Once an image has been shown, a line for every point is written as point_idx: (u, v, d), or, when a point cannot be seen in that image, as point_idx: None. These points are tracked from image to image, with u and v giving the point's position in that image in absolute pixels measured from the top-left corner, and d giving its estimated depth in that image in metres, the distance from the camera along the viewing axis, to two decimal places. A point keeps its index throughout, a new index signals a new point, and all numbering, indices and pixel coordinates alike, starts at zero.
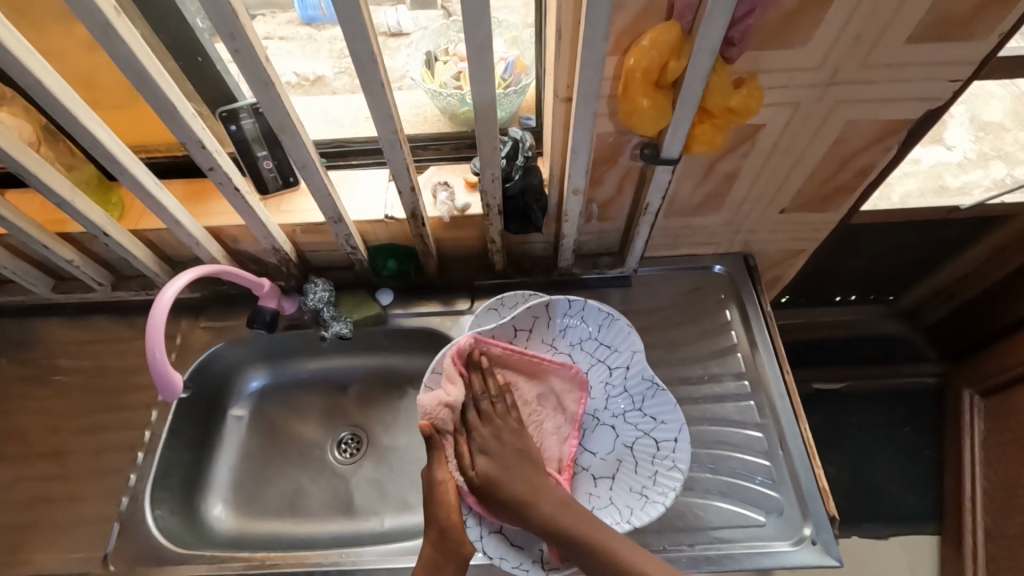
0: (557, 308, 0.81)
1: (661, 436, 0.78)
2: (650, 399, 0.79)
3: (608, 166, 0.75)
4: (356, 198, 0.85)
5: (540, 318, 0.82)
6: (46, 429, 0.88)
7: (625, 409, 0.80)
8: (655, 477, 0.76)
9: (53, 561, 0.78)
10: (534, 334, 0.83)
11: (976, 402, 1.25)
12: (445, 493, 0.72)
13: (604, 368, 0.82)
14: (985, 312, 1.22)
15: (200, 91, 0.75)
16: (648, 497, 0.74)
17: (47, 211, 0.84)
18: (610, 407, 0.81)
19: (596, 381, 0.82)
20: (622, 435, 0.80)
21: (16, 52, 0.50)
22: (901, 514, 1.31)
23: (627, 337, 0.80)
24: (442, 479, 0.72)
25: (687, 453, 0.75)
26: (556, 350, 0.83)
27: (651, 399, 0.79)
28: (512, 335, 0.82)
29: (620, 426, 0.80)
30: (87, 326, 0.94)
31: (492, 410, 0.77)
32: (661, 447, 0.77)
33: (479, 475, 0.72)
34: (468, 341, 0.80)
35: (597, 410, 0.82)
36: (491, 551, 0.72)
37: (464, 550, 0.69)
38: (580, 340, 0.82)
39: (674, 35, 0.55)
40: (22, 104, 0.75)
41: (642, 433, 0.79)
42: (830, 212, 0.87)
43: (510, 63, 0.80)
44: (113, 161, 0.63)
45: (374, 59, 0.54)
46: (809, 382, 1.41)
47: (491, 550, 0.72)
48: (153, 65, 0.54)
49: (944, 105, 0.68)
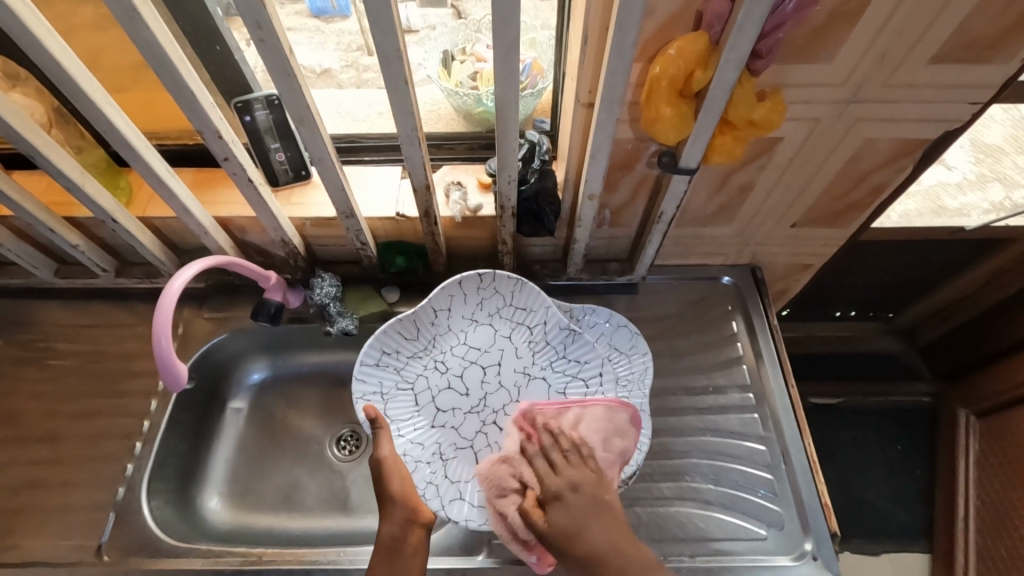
0: (470, 283, 0.81)
1: (588, 375, 0.82)
2: (571, 345, 0.83)
3: (624, 173, 0.75)
4: (368, 194, 0.85)
5: (456, 295, 0.82)
6: (40, 413, 0.86)
7: (553, 359, 0.83)
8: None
9: (45, 548, 0.76)
10: (453, 310, 0.83)
11: (972, 422, 1.25)
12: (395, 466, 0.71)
13: (525, 327, 0.84)
14: (981, 334, 1.23)
15: (215, 79, 0.74)
16: None
17: (53, 194, 0.83)
18: (538, 360, 0.84)
19: (520, 342, 0.84)
20: (553, 384, 0.83)
21: (36, 31, 0.49)
22: (892, 531, 1.32)
23: (537, 296, 0.82)
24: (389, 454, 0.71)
25: (612, 383, 0.81)
26: (477, 321, 0.84)
27: (572, 344, 0.83)
28: (432, 315, 0.82)
29: (551, 376, 0.83)
30: (87, 311, 0.92)
31: (566, 461, 0.70)
32: (590, 385, 0.82)
33: (553, 527, 0.64)
34: (389, 328, 0.81)
35: (527, 365, 0.84)
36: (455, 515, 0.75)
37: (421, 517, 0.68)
38: (497, 307, 0.83)
39: (701, 46, 0.55)
40: (35, 85, 0.74)
41: (572, 377, 0.83)
42: (839, 227, 0.87)
43: (528, 65, 0.79)
44: (127, 147, 0.63)
45: (400, 54, 0.53)
46: (806, 396, 1.40)
47: (456, 515, 0.75)
48: (175, 51, 0.53)
49: (962, 127, 0.68)
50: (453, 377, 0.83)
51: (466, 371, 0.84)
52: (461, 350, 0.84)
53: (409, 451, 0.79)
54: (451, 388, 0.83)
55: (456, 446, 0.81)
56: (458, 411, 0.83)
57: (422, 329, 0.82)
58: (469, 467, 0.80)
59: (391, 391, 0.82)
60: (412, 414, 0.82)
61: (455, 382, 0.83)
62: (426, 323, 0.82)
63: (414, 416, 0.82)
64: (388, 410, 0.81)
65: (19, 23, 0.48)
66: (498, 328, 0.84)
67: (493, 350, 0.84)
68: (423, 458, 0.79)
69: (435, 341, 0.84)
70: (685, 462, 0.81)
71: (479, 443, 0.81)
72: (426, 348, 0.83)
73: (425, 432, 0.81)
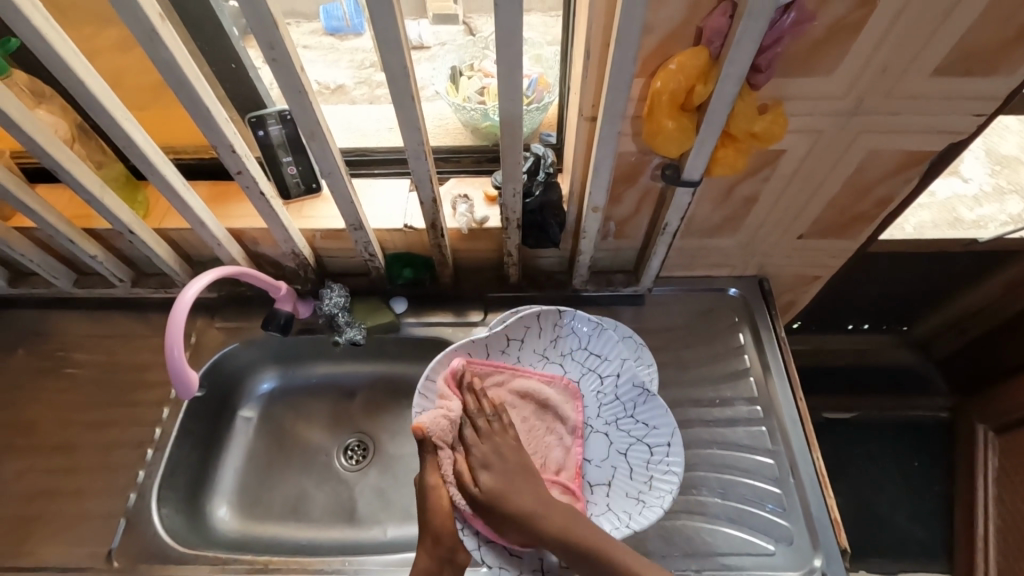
0: (548, 319, 0.81)
1: (654, 442, 0.78)
2: (641, 406, 0.79)
3: (628, 186, 0.75)
4: (376, 206, 0.86)
5: (532, 328, 0.82)
6: (57, 421, 0.88)
7: (618, 415, 0.81)
8: (650, 482, 0.76)
9: (57, 554, 0.78)
10: (526, 342, 0.83)
11: (989, 438, 1.22)
12: (436, 500, 0.71)
13: (594, 375, 0.83)
14: (999, 348, 1.21)
15: (231, 96, 0.76)
16: (645, 500, 0.75)
17: (75, 207, 0.86)
18: (602, 414, 0.82)
19: (587, 391, 0.83)
20: (614, 442, 0.80)
21: (60, 52, 0.52)
22: (910, 550, 1.28)
23: (616, 345, 0.82)
24: (434, 485, 0.72)
25: (680, 457, 0.75)
26: (548, 359, 0.84)
27: (642, 406, 0.79)
28: (505, 343, 0.82)
29: (612, 434, 0.80)
30: (105, 320, 0.95)
31: (491, 426, 0.76)
32: (655, 453, 0.77)
33: (483, 491, 0.70)
34: (461, 347, 0.80)
35: (588, 417, 0.82)
36: (491, 559, 0.71)
37: (458, 559, 0.70)
38: (571, 349, 0.83)
39: (702, 61, 0.56)
40: (59, 102, 0.76)
41: (634, 439, 0.79)
42: (847, 239, 0.87)
43: (534, 80, 0.80)
44: (145, 162, 0.65)
45: (406, 71, 0.55)
46: (818, 410, 1.38)
47: (491, 559, 0.72)
48: (192, 70, 0.55)
49: (967, 139, 0.68)
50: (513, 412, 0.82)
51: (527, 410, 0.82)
52: None
53: None
54: None
55: None
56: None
57: (492, 355, 0.82)
58: None
59: None
60: None
61: None
62: (498, 350, 0.82)
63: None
64: None
65: (46, 45, 0.51)
66: (568, 370, 0.84)
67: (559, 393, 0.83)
68: None
69: None
70: (692, 475, 0.80)
71: None
72: None
73: None
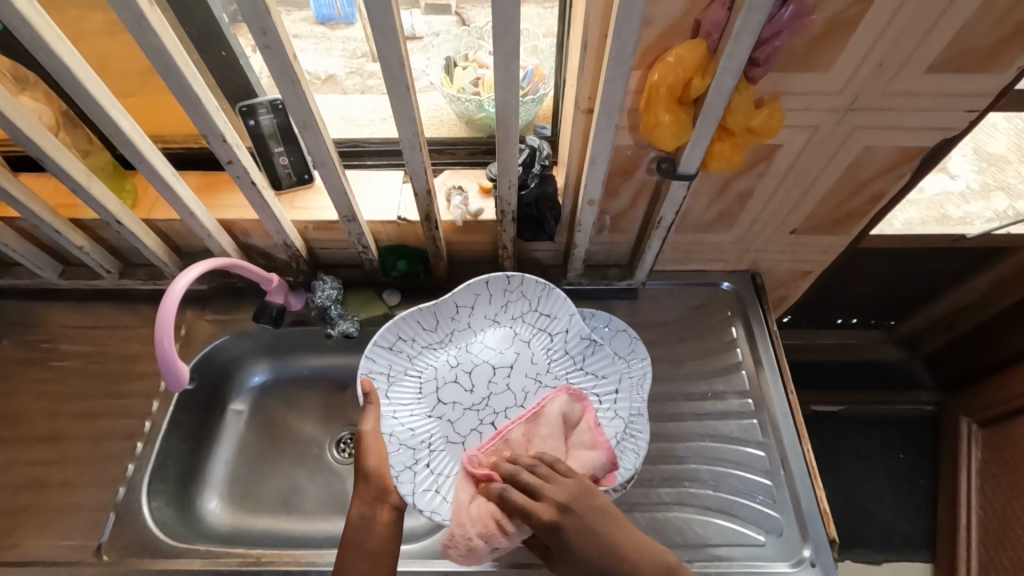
0: (497, 285, 0.83)
1: (603, 393, 0.81)
2: (590, 357, 0.82)
3: (623, 179, 0.75)
4: (370, 198, 0.86)
5: (482, 294, 0.83)
6: (44, 413, 0.87)
7: (568, 370, 0.82)
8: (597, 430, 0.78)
9: (45, 547, 0.77)
10: (476, 309, 0.85)
11: (974, 431, 1.24)
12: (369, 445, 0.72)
13: (545, 335, 0.84)
14: (984, 343, 1.23)
15: (221, 84, 0.75)
16: None
17: (60, 197, 0.84)
18: (552, 369, 0.83)
19: (539, 350, 0.84)
20: None
21: (45, 36, 0.50)
22: (894, 540, 1.31)
23: (564, 304, 0.83)
24: (370, 432, 0.73)
25: (628, 404, 0.79)
26: (498, 323, 0.85)
27: (591, 356, 0.82)
28: (453, 310, 0.84)
29: None
30: (92, 312, 0.93)
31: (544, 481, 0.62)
32: (603, 402, 0.80)
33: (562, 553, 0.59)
34: (410, 316, 0.82)
35: (539, 373, 0.83)
36: (424, 505, 0.73)
37: (391, 501, 0.70)
38: (521, 312, 0.85)
39: (700, 53, 0.56)
40: (44, 89, 0.75)
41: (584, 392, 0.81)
42: (839, 234, 0.88)
43: (530, 71, 0.79)
44: (134, 150, 0.64)
45: (402, 61, 0.54)
46: (807, 403, 1.40)
47: (424, 506, 0.73)
48: (181, 57, 0.54)
49: (959, 135, 0.69)
50: (462, 372, 0.83)
51: (477, 369, 0.83)
52: (476, 348, 0.84)
53: (397, 432, 0.78)
54: (458, 383, 0.83)
55: (447, 439, 0.79)
56: (458, 405, 0.81)
57: (441, 321, 0.84)
58: (454, 462, 0.78)
59: (398, 374, 0.82)
60: (414, 400, 0.81)
61: (463, 377, 0.83)
62: (447, 316, 0.84)
63: (415, 404, 0.81)
64: (392, 392, 0.81)
65: (30, 28, 0.49)
66: (518, 331, 0.85)
67: (508, 352, 0.84)
68: (410, 444, 0.78)
69: (453, 336, 0.85)
70: (684, 468, 0.81)
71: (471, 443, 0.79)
72: (442, 340, 0.84)
73: (420, 419, 0.80)
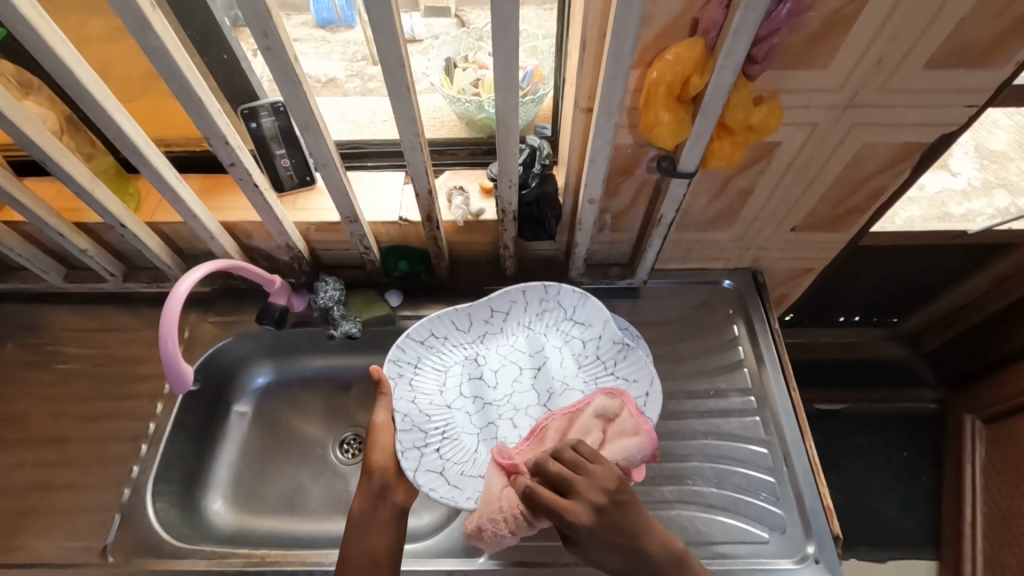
0: (534, 293, 0.85)
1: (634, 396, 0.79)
2: (622, 362, 0.81)
3: (624, 178, 0.75)
4: (371, 199, 0.86)
5: (518, 302, 0.85)
6: (48, 416, 0.87)
7: (597, 374, 0.82)
8: None
9: (50, 549, 0.77)
10: (511, 316, 0.86)
11: (978, 428, 1.24)
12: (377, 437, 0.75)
13: (576, 342, 0.85)
14: (988, 340, 1.22)
15: (223, 87, 0.75)
16: None
17: (64, 200, 0.84)
18: (581, 374, 0.82)
19: (570, 355, 0.84)
20: None
21: (49, 41, 0.51)
22: (898, 538, 1.30)
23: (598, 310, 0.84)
24: (382, 422, 0.76)
25: (657, 406, 0.76)
26: (532, 330, 0.86)
27: (623, 361, 0.81)
28: (488, 314, 0.85)
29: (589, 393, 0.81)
30: (95, 315, 0.94)
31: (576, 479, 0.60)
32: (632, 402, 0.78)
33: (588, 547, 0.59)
34: (444, 314, 0.84)
35: (568, 377, 0.83)
36: (424, 482, 0.74)
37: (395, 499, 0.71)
38: (556, 320, 0.86)
39: (698, 51, 0.56)
40: (47, 93, 0.75)
41: None
42: (840, 231, 0.88)
43: (530, 72, 0.80)
44: (137, 153, 0.64)
45: (402, 62, 0.54)
46: (810, 401, 1.40)
47: (425, 484, 0.74)
48: (184, 60, 0.55)
49: (960, 130, 0.69)
50: (489, 371, 0.84)
51: (504, 370, 0.84)
52: (505, 351, 0.85)
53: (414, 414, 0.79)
54: (483, 380, 0.84)
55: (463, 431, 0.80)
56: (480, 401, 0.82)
57: (475, 323, 0.85)
58: (466, 452, 0.79)
59: (425, 365, 0.83)
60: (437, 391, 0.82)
61: (489, 375, 0.84)
62: (481, 320, 0.86)
63: (439, 392, 0.82)
64: (415, 381, 0.82)
65: (34, 31, 0.50)
66: (551, 338, 0.86)
67: (538, 356, 0.85)
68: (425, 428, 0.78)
69: (484, 339, 0.86)
70: (687, 466, 0.81)
71: (485, 436, 0.80)
72: (473, 341, 0.86)
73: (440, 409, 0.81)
